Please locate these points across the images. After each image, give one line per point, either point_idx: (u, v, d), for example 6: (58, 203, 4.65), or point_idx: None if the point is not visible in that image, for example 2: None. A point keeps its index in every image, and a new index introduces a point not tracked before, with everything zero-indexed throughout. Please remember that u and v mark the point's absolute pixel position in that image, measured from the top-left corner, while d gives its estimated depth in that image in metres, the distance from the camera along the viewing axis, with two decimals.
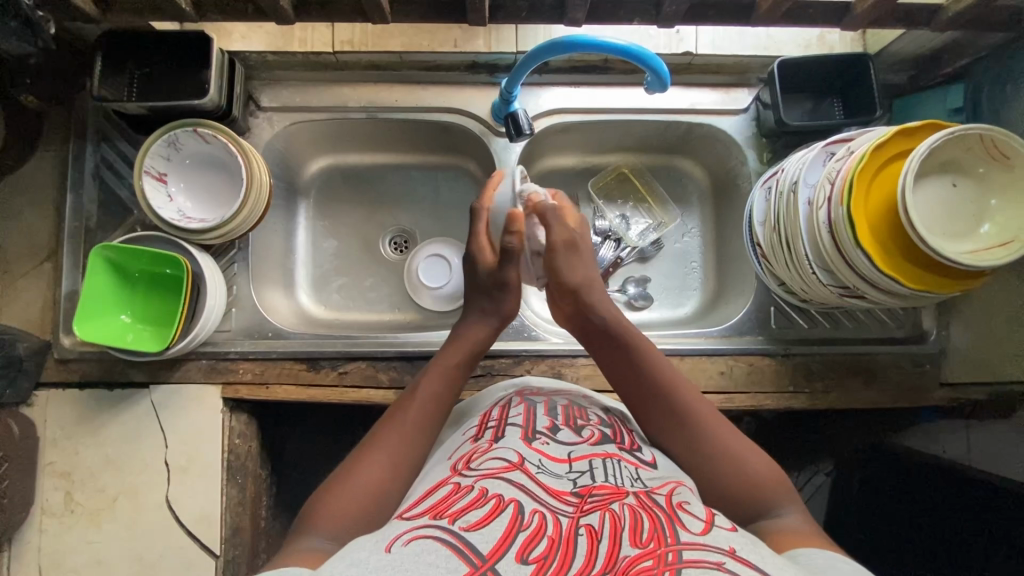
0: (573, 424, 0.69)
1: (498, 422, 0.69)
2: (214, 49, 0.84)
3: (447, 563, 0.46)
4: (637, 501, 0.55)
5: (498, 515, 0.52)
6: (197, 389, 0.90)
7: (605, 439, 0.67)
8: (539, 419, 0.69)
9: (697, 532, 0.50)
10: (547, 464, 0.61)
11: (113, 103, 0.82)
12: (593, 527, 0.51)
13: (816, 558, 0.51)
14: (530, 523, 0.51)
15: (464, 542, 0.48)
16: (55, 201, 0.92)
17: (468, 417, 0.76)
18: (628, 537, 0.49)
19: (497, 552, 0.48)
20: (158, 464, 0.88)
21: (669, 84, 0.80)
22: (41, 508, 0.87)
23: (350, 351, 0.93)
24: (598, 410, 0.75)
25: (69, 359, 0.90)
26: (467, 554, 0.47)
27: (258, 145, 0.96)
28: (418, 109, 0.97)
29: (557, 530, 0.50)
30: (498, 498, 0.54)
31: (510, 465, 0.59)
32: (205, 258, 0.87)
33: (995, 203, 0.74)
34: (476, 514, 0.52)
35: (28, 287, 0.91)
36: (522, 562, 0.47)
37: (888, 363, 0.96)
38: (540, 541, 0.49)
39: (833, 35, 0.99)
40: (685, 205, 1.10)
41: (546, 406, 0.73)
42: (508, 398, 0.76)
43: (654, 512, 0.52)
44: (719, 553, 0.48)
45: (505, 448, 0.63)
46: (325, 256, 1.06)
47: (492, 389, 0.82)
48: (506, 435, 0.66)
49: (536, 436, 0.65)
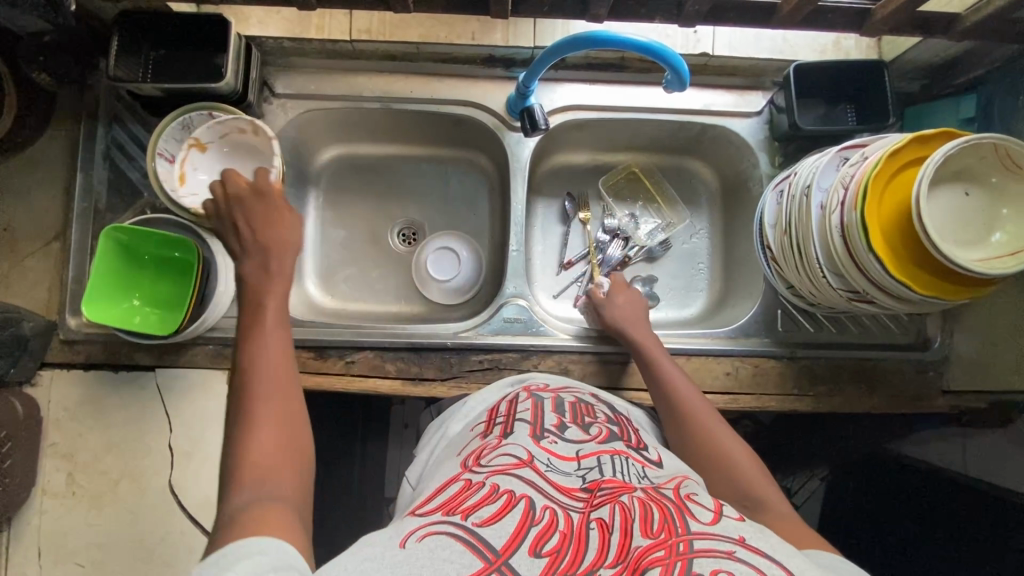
0: (581, 421, 0.70)
1: (506, 419, 0.70)
2: (231, 33, 0.83)
3: (461, 558, 0.46)
4: (646, 495, 0.55)
5: (510, 510, 0.52)
6: (203, 374, 0.90)
7: (613, 436, 0.68)
8: (547, 416, 0.69)
9: (706, 521, 0.51)
10: (556, 462, 0.61)
11: (128, 83, 0.82)
12: (605, 520, 0.51)
13: (834, 563, 0.53)
14: (542, 518, 0.51)
15: (478, 537, 0.49)
16: (65, 180, 0.91)
17: (475, 412, 0.77)
18: (638, 528, 0.49)
19: (510, 547, 0.48)
20: (163, 449, 0.88)
21: (688, 83, 0.80)
22: (42, 489, 0.86)
23: (358, 341, 0.92)
24: (604, 408, 0.75)
25: (75, 340, 0.90)
26: (481, 549, 0.47)
27: (272, 131, 0.95)
28: (434, 101, 0.96)
29: (568, 524, 0.51)
30: (509, 494, 0.54)
31: (520, 462, 0.60)
32: (216, 242, 0.87)
33: (1006, 212, 0.74)
34: (488, 510, 0.52)
35: (35, 267, 0.90)
36: (534, 556, 0.47)
37: (893, 370, 0.96)
38: (553, 535, 0.49)
39: (849, 42, 1.00)
40: (693, 206, 1.11)
41: (552, 402, 0.73)
42: (514, 394, 0.77)
43: (664, 504, 0.53)
44: (730, 541, 0.48)
45: (515, 444, 0.63)
46: (334, 245, 1.06)
47: (491, 385, 0.83)
48: (516, 431, 0.66)
49: (544, 434, 0.66)
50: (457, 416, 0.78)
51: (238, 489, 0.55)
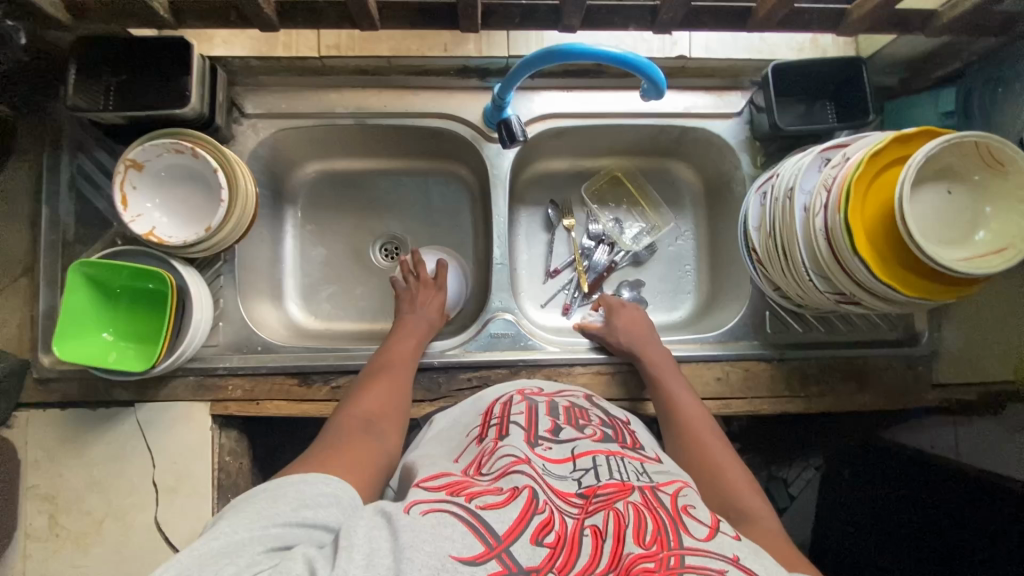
0: (575, 423, 0.69)
1: (501, 420, 0.69)
2: (194, 56, 0.80)
3: (463, 538, 0.46)
4: (642, 500, 0.54)
5: (514, 499, 0.51)
6: (184, 406, 0.88)
7: (608, 437, 0.67)
8: (542, 420, 0.68)
9: (701, 537, 0.50)
10: (550, 466, 0.59)
11: (89, 112, 0.79)
12: (598, 527, 0.49)
13: None
14: (544, 510, 0.50)
15: (479, 520, 0.48)
16: (30, 213, 0.88)
17: (466, 415, 0.77)
18: (632, 535, 0.48)
19: (513, 533, 0.47)
20: (146, 485, 0.86)
21: (666, 91, 0.78)
22: (25, 532, 0.84)
23: (343, 365, 0.90)
24: (599, 412, 0.75)
25: (50, 378, 0.87)
26: (482, 533, 0.47)
27: (242, 153, 0.93)
28: (408, 114, 0.94)
29: (563, 526, 0.49)
30: (512, 485, 0.53)
31: (520, 460, 0.59)
32: (189, 271, 0.85)
33: (989, 210, 0.73)
34: (494, 497, 0.52)
35: (4, 305, 0.87)
36: (536, 544, 0.47)
37: (882, 366, 0.96)
38: (550, 531, 0.48)
39: (826, 39, 1.00)
40: (677, 208, 1.10)
41: (547, 406, 0.72)
42: (509, 396, 0.76)
43: (658, 514, 0.52)
44: (723, 560, 0.48)
45: (511, 447, 0.62)
46: (314, 265, 1.04)
47: (484, 391, 0.82)
48: (510, 434, 0.65)
49: (538, 441, 0.64)
50: (443, 423, 0.78)
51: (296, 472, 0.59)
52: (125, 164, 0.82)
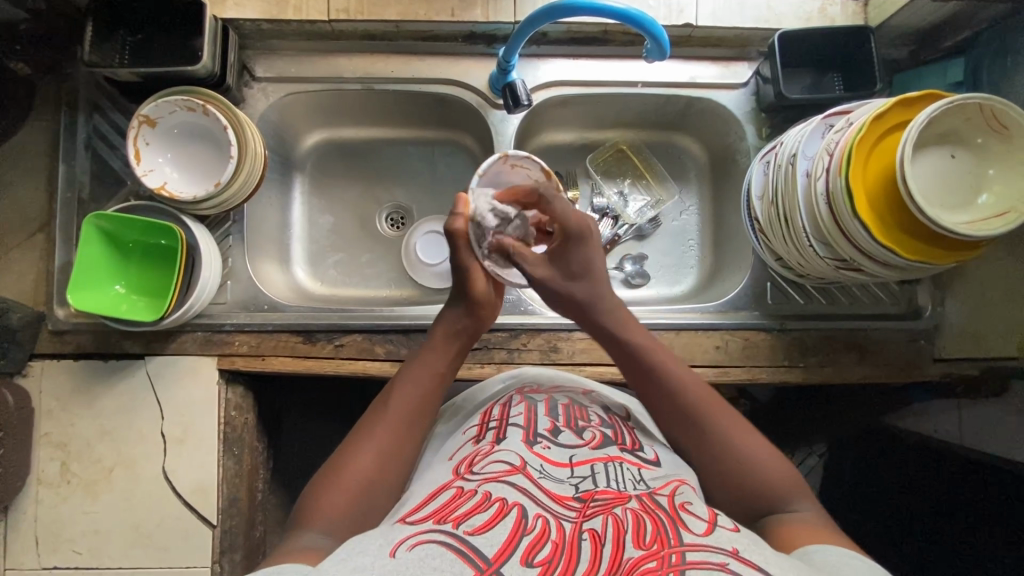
0: (574, 425, 0.68)
1: (499, 423, 0.69)
2: (207, 16, 0.82)
3: (452, 567, 0.46)
4: (641, 505, 0.54)
5: (502, 519, 0.52)
6: (191, 360, 0.90)
7: (607, 440, 0.66)
8: (540, 420, 0.68)
9: (699, 533, 0.50)
10: (549, 468, 0.60)
11: (104, 69, 0.82)
12: (597, 531, 0.50)
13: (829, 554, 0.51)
14: (534, 527, 0.51)
15: (468, 546, 0.49)
16: (48, 170, 0.91)
17: (469, 414, 0.76)
18: (631, 539, 0.49)
19: (502, 555, 0.48)
20: (154, 436, 0.88)
21: (669, 52, 0.79)
22: (37, 478, 0.87)
23: (347, 324, 0.92)
24: (599, 410, 0.74)
25: (64, 330, 0.90)
26: (471, 557, 0.47)
27: (253, 116, 0.95)
28: (415, 81, 0.96)
29: (560, 534, 0.50)
30: (501, 501, 0.54)
31: (513, 468, 0.59)
32: (199, 228, 0.87)
33: (993, 172, 0.73)
34: (480, 518, 0.52)
35: (21, 259, 0.90)
36: (527, 565, 0.47)
37: (884, 340, 0.96)
38: (544, 545, 0.49)
39: (835, 7, 0.95)
40: (682, 182, 1.10)
41: (547, 404, 0.72)
42: (508, 396, 0.75)
43: (657, 515, 0.52)
44: (723, 553, 0.48)
45: (507, 450, 0.62)
46: (321, 232, 1.06)
47: (488, 381, 0.83)
48: (508, 436, 0.65)
49: (537, 439, 0.65)
50: (442, 428, 0.77)
51: (306, 526, 0.58)
52: (139, 121, 0.84)
